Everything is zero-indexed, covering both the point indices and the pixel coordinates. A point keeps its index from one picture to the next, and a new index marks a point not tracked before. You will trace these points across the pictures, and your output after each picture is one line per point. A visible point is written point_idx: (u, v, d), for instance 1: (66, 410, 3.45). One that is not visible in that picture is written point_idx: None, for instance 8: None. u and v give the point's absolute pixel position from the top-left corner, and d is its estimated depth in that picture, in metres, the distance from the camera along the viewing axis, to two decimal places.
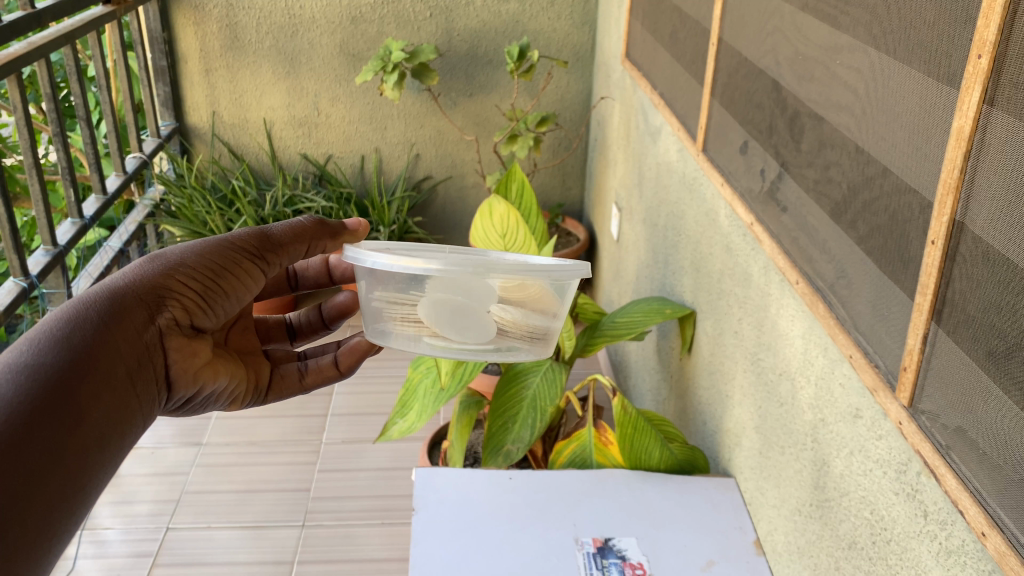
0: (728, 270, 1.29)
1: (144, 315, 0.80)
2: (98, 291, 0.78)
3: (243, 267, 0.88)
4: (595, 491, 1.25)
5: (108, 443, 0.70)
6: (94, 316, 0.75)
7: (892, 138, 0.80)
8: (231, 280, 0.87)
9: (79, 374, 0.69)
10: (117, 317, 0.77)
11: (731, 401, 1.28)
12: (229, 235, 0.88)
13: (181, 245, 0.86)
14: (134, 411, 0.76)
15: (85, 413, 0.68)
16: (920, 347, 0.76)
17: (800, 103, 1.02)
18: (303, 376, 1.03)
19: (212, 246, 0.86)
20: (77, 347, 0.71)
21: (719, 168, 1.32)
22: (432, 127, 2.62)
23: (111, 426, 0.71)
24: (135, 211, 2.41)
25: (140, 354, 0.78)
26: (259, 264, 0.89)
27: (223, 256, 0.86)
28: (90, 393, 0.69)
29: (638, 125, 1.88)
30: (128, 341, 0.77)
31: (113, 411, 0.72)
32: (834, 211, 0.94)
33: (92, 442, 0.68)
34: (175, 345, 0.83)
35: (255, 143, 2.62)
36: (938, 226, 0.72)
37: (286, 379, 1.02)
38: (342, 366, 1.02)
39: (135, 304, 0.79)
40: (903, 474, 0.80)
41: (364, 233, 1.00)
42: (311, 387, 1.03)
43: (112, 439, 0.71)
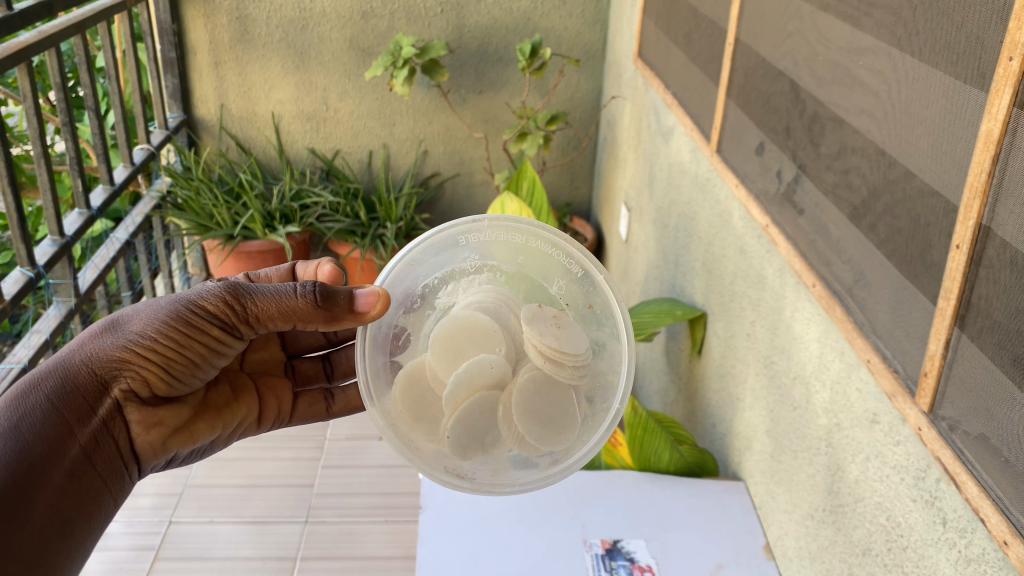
0: (741, 272, 1.28)
1: (97, 389, 0.88)
2: (52, 368, 0.86)
3: (213, 335, 0.91)
4: (603, 493, 1.24)
5: (69, 528, 0.81)
6: (45, 400, 0.84)
7: (915, 140, 0.79)
8: (199, 348, 0.91)
9: (33, 460, 0.80)
10: (67, 396, 0.85)
11: (742, 404, 1.27)
12: (196, 304, 0.89)
13: (152, 309, 0.90)
14: (93, 486, 0.86)
15: (37, 499, 0.78)
16: (942, 353, 0.75)
17: (820, 105, 1.01)
18: (330, 406, 1.13)
19: (172, 319, 0.89)
20: (25, 435, 0.81)
21: (734, 170, 1.31)
22: (441, 124, 2.61)
23: (69, 507, 0.82)
24: (143, 202, 2.35)
25: (96, 432, 0.87)
26: (230, 330, 0.91)
27: (188, 324, 0.89)
28: (38, 483, 0.79)
29: (649, 125, 1.88)
30: (80, 419, 0.86)
31: (65, 493, 0.82)
32: (853, 214, 0.93)
33: (50, 530, 0.79)
34: (135, 416, 0.91)
35: (263, 137, 2.60)
36: (963, 230, 0.71)
37: (312, 405, 1.13)
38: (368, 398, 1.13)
39: (89, 380, 0.87)
40: (922, 480, 0.79)
41: (376, 315, 0.89)
42: (337, 414, 1.14)
43: (69, 520, 0.82)
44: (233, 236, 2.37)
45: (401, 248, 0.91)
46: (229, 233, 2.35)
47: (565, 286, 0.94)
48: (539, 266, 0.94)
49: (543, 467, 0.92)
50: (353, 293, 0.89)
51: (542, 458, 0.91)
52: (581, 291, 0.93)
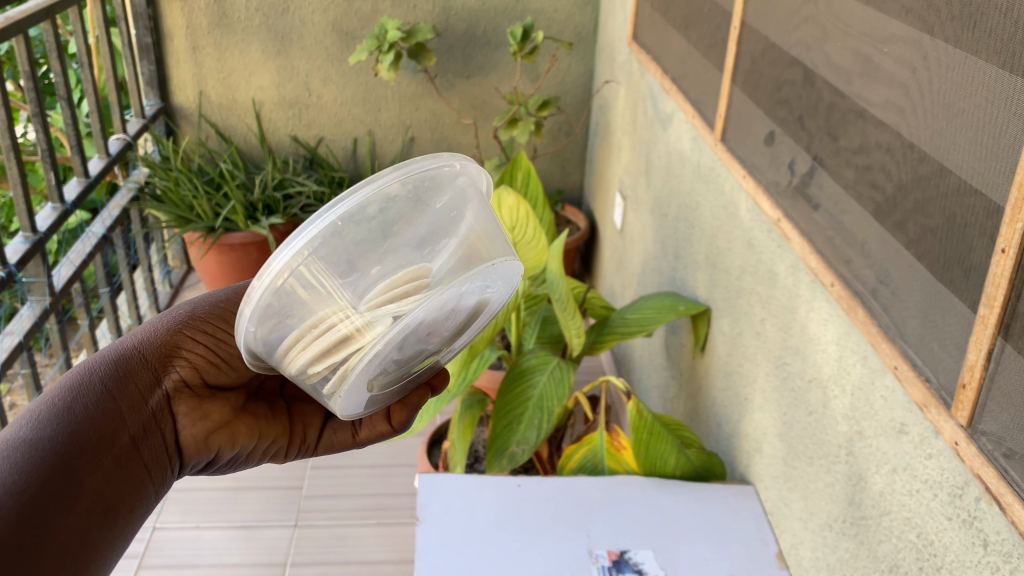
0: (749, 267, 1.23)
1: (149, 377, 0.75)
2: (100, 354, 0.73)
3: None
4: (608, 500, 1.19)
5: (113, 516, 0.66)
6: (95, 383, 0.71)
7: (952, 135, 0.73)
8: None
9: (79, 442, 0.66)
10: (120, 380, 0.73)
11: (751, 405, 1.23)
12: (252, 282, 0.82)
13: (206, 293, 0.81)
14: (140, 481, 0.70)
15: (82, 484, 0.64)
16: (983, 365, 0.70)
17: (838, 93, 0.95)
18: (357, 431, 0.86)
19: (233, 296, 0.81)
20: (71, 417, 0.67)
21: (741, 160, 1.26)
22: (428, 109, 2.53)
23: (118, 499, 0.67)
24: (119, 194, 2.27)
25: (146, 422, 0.73)
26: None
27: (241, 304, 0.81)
28: (86, 468, 0.65)
29: (646, 112, 1.81)
30: (131, 406, 0.72)
31: (116, 483, 0.67)
32: (876, 211, 0.88)
33: (93, 516, 0.63)
34: (184, 409, 0.76)
35: (243, 124, 2.51)
36: (1009, 232, 0.65)
37: (338, 432, 0.86)
38: (395, 422, 0.84)
39: (142, 365, 0.75)
40: (959, 498, 0.74)
41: None
42: (366, 442, 0.86)
43: (115, 508, 0.66)
44: (214, 229, 2.25)
45: None
46: (210, 225, 2.25)
47: None
48: None
49: (389, 191, 0.65)
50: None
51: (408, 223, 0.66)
52: None
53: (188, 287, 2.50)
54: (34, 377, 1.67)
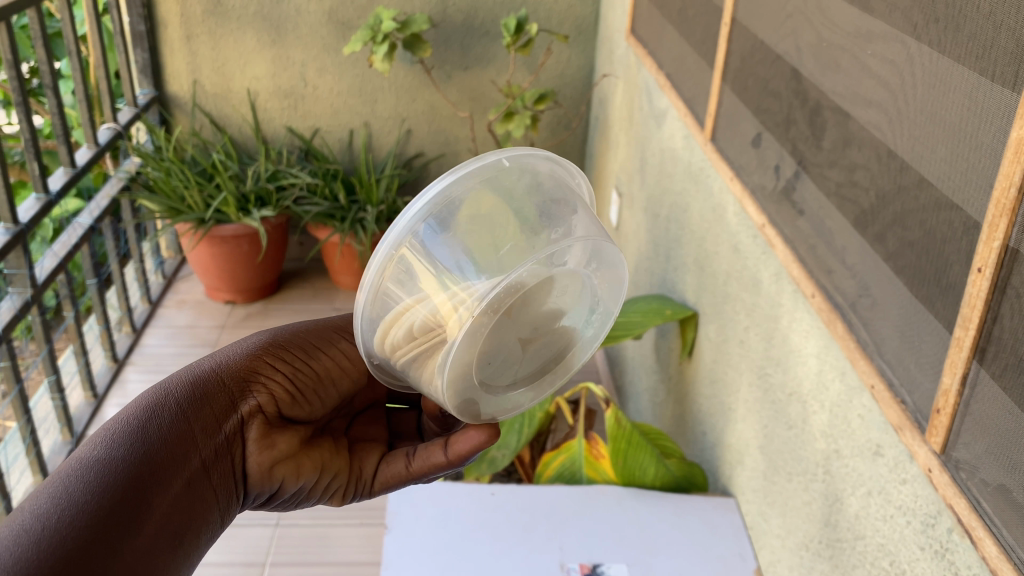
0: (735, 272, 1.19)
1: (227, 401, 0.74)
2: (179, 376, 0.72)
3: (340, 348, 0.81)
4: (583, 510, 1.16)
5: (179, 542, 0.64)
6: (171, 403, 0.70)
7: (932, 144, 0.69)
8: (326, 364, 0.80)
9: (150, 465, 0.64)
10: (197, 404, 0.71)
11: (734, 415, 1.19)
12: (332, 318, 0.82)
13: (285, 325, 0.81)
14: (206, 507, 0.68)
15: (151, 510, 0.62)
16: (958, 389, 0.66)
17: (822, 96, 0.91)
18: (411, 462, 0.79)
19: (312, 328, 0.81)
20: (145, 439, 0.66)
21: (729, 161, 1.21)
22: (425, 101, 2.50)
23: (183, 523, 0.65)
24: (110, 183, 2.24)
25: (219, 447, 0.72)
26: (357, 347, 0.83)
27: (318, 336, 0.81)
28: (158, 488, 0.64)
29: (641, 107, 1.77)
30: (205, 430, 0.70)
31: (183, 509, 0.66)
32: (858, 220, 0.83)
33: (160, 543, 0.62)
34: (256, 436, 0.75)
35: (238, 114, 2.49)
36: (986, 251, 0.61)
37: (393, 465, 0.81)
38: (452, 452, 0.76)
39: (221, 388, 0.74)
40: (931, 527, 0.70)
41: None
42: (422, 474, 0.80)
43: (182, 537, 0.64)
44: (206, 220, 2.26)
45: None
46: (202, 217, 2.25)
47: None
48: None
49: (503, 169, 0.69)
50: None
51: (533, 204, 0.68)
52: None
53: (180, 278, 2.54)
54: (13, 369, 1.66)
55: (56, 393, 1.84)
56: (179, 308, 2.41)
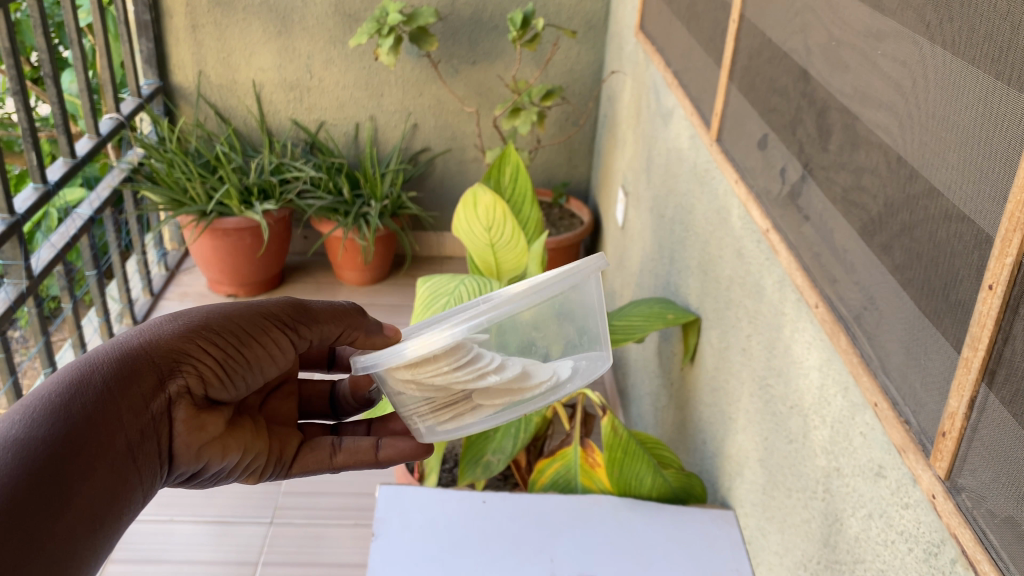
0: (737, 278, 1.16)
1: (154, 380, 0.74)
2: (106, 352, 0.72)
3: (272, 336, 0.82)
4: (576, 520, 1.13)
5: (103, 523, 0.64)
6: (99, 380, 0.70)
7: (944, 150, 0.65)
8: (253, 351, 0.81)
9: (78, 443, 0.64)
10: (124, 383, 0.71)
11: (735, 425, 1.16)
12: (264, 302, 0.83)
13: (211, 305, 0.81)
14: (131, 487, 0.69)
15: (76, 489, 0.62)
16: (965, 413, 0.62)
17: (830, 97, 0.87)
18: (335, 454, 0.89)
19: (241, 311, 0.81)
20: (74, 416, 0.65)
21: (734, 162, 1.18)
22: (431, 96, 2.47)
23: (112, 501, 0.65)
24: (112, 174, 2.22)
25: (146, 426, 0.72)
26: (289, 336, 0.83)
27: (250, 321, 0.81)
28: (89, 466, 0.64)
29: (649, 105, 1.73)
30: (132, 410, 0.71)
31: (110, 484, 0.66)
32: (864, 228, 0.79)
33: (82, 523, 0.61)
34: (182, 416, 0.76)
35: (243, 106, 2.46)
36: (998, 267, 0.57)
37: (315, 452, 0.89)
38: (380, 455, 0.89)
39: (149, 367, 0.74)
40: (933, 557, 0.66)
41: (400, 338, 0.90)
42: (341, 467, 0.89)
43: (106, 517, 0.64)
44: (208, 212, 2.25)
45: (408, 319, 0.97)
46: (204, 209, 2.24)
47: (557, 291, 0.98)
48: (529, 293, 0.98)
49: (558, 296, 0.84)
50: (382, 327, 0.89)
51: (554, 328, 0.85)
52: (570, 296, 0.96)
53: (184, 270, 2.54)
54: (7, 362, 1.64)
55: None
56: (181, 301, 2.40)
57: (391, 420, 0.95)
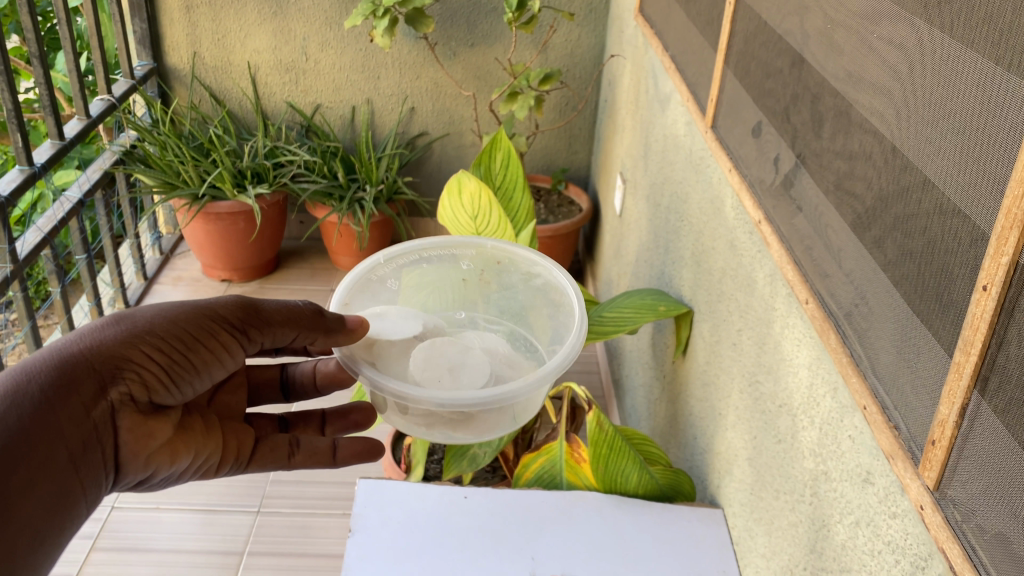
0: (730, 270, 1.12)
1: (95, 387, 0.75)
2: (46, 360, 0.73)
3: (216, 340, 0.83)
4: (559, 518, 1.10)
5: (40, 538, 0.66)
6: (38, 391, 0.71)
7: (939, 141, 0.61)
8: (202, 355, 0.82)
9: (15, 459, 0.66)
10: (65, 392, 0.73)
11: (725, 422, 1.13)
12: (208, 306, 0.83)
13: (156, 307, 0.82)
14: (70, 497, 0.71)
15: (13, 509, 0.64)
16: (955, 421, 0.58)
17: (824, 83, 0.83)
18: (292, 453, 0.93)
19: (184, 316, 0.81)
20: (12, 430, 0.67)
21: (728, 151, 1.14)
22: (429, 79, 2.43)
23: (47, 515, 0.68)
24: (103, 157, 2.19)
25: (87, 435, 0.74)
26: (237, 339, 0.84)
27: (196, 325, 0.82)
28: (23, 483, 0.66)
29: (647, 90, 1.69)
30: (72, 420, 0.72)
31: (46, 498, 0.68)
32: (855, 222, 0.76)
33: (20, 539, 0.64)
34: (125, 423, 0.77)
35: (238, 88, 2.43)
36: (992, 268, 0.53)
37: (272, 451, 0.92)
38: (338, 457, 0.94)
39: (90, 374, 0.75)
40: (920, 570, 0.63)
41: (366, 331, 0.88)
42: (298, 466, 0.94)
43: (44, 533, 0.67)
44: (200, 196, 2.22)
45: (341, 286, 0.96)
46: (196, 192, 2.21)
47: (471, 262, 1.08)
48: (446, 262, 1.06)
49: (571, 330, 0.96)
50: (344, 318, 0.87)
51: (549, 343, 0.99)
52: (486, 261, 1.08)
53: (178, 254, 2.54)
54: None
55: None
56: (175, 285, 2.40)
57: (349, 413, 1.01)
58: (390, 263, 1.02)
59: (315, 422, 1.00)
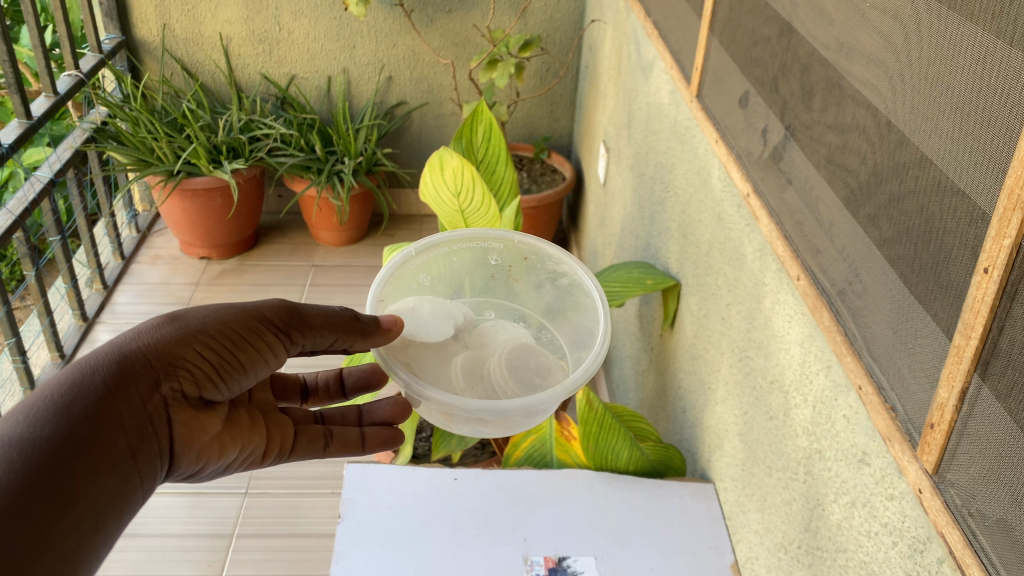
0: (718, 243, 1.10)
1: (151, 382, 0.70)
2: (102, 354, 0.68)
3: (266, 340, 0.77)
4: (550, 497, 1.09)
5: (101, 526, 0.62)
6: (96, 384, 0.66)
7: (935, 117, 0.59)
8: (250, 354, 0.76)
9: (75, 450, 0.61)
10: (122, 384, 0.67)
11: (714, 396, 1.12)
12: (256, 304, 0.78)
13: (206, 305, 0.76)
14: (131, 487, 0.66)
15: (74, 499, 0.59)
16: (955, 405, 0.57)
17: (814, 53, 0.80)
18: (328, 444, 0.89)
19: (235, 314, 0.76)
20: (72, 419, 0.62)
21: (714, 121, 1.11)
22: (406, 47, 2.38)
23: (110, 506, 0.63)
24: (74, 135, 2.14)
25: (145, 430, 0.68)
26: (283, 341, 0.78)
27: (245, 324, 0.76)
28: (85, 473, 0.61)
29: (630, 56, 1.65)
30: (130, 413, 0.67)
31: (109, 489, 0.63)
32: (848, 198, 0.74)
33: (82, 527, 0.60)
34: (180, 420, 0.72)
35: (210, 61, 2.37)
36: (994, 249, 0.52)
37: (309, 442, 0.88)
38: (367, 445, 0.91)
39: (147, 369, 0.70)
40: (919, 554, 0.62)
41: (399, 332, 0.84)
42: (333, 456, 0.90)
43: (102, 526, 0.62)
44: (176, 172, 2.18)
45: (371, 288, 0.92)
46: (171, 169, 2.17)
47: (499, 255, 1.03)
48: (471, 254, 1.02)
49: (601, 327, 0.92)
50: (377, 318, 0.83)
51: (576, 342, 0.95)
52: (513, 252, 1.02)
53: (155, 232, 2.51)
54: None
55: (17, 355, 1.80)
56: (153, 264, 2.38)
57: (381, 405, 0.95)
58: (421, 257, 0.98)
59: (352, 419, 0.93)
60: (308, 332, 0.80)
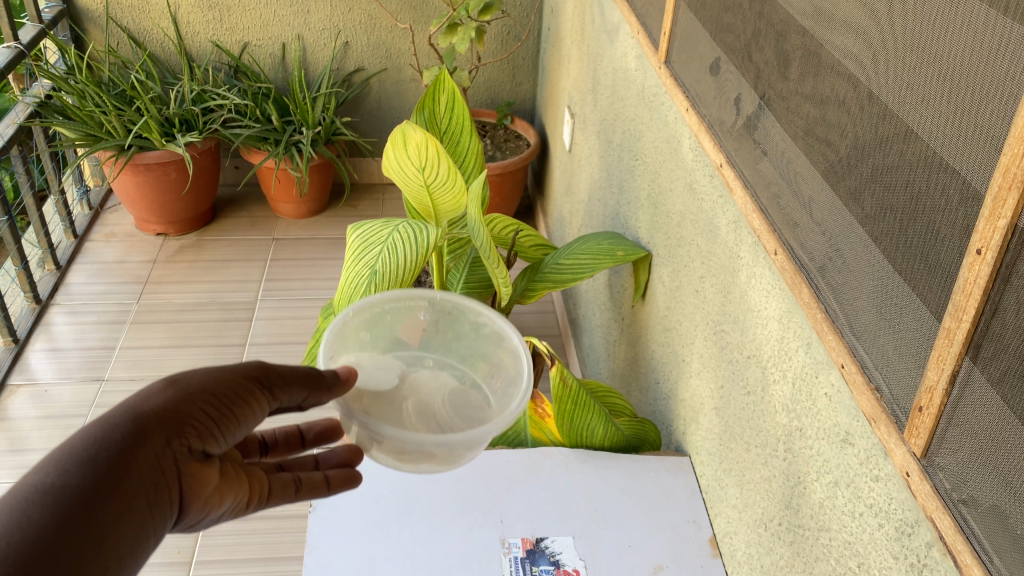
0: (690, 213, 1.08)
1: (165, 440, 0.59)
2: (116, 410, 0.58)
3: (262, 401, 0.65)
4: (525, 477, 1.07)
5: None
6: (109, 443, 0.56)
7: (922, 89, 0.56)
8: (247, 413, 0.64)
9: (84, 519, 0.51)
10: (139, 442, 0.57)
11: (689, 369, 1.10)
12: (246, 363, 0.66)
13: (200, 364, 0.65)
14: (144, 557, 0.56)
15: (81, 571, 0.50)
16: (944, 389, 0.55)
17: (790, 20, 0.77)
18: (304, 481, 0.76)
19: (229, 373, 0.64)
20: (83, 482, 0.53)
21: (684, 88, 1.08)
22: (362, 11, 2.31)
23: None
24: (17, 110, 2.05)
25: (158, 496, 0.57)
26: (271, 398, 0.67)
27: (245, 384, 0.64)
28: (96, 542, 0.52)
29: (593, 19, 1.61)
30: (145, 475, 0.57)
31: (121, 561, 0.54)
32: (828, 171, 0.71)
33: None
34: (191, 483, 0.61)
35: (158, 29, 2.28)
36: (988, 230, 0.50)
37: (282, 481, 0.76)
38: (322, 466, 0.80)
39: (160, 428, 0.59)
40: (907, 537, 0.61)
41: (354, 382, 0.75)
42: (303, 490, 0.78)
43: None
44: (127, 147, 2.11)
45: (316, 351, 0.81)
46: (122, 144, 2.09)
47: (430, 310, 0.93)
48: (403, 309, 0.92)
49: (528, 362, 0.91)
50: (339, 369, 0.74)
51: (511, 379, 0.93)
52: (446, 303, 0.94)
53: (108, 209, 2.44)
54: None
55: None
56: (108, 242, 2.31)
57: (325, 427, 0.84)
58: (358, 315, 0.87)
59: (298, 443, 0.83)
60: (295, 386, 0.69)
